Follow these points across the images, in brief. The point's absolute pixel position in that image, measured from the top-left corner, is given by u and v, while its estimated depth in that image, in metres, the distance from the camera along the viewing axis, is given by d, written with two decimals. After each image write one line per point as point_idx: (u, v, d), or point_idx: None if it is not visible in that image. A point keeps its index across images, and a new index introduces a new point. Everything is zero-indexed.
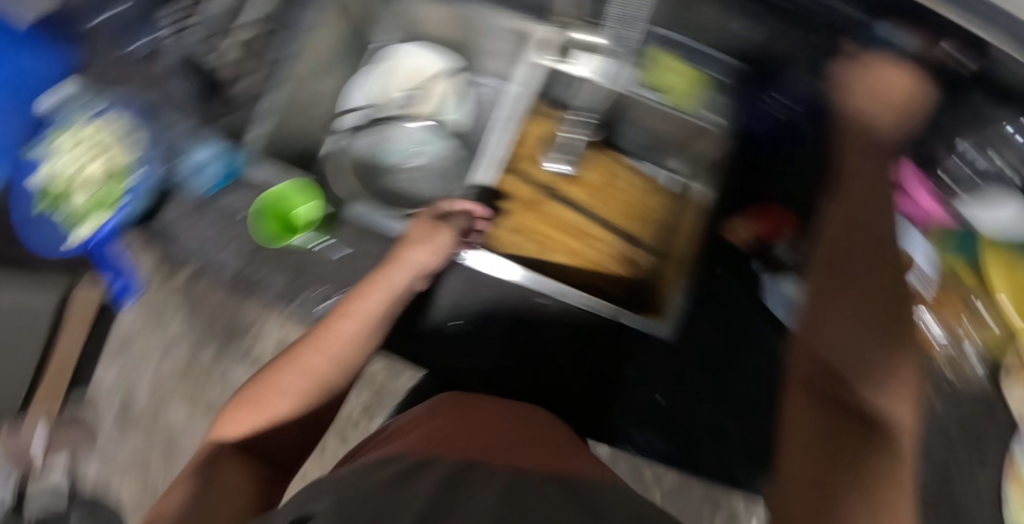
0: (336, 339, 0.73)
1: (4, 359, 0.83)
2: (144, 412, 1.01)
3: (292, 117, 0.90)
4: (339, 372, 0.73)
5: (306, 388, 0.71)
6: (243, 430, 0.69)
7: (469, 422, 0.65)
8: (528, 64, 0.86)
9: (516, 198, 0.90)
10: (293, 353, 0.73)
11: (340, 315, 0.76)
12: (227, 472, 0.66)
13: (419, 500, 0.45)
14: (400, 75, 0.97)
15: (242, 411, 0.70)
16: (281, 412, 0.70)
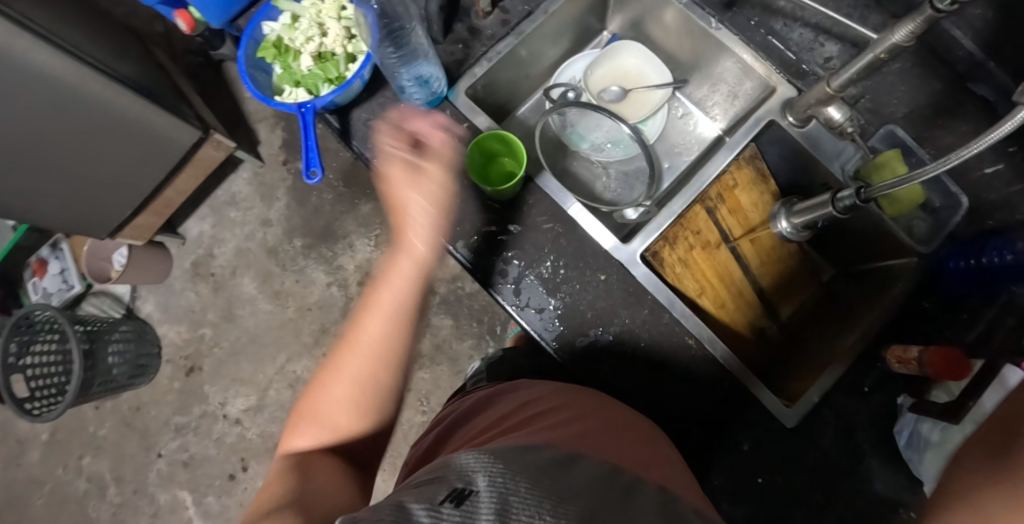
0: (373, 339, 0.71)
1: (126, 161, 1.07)
2: (220, 267, 1.35)
3: (504, 70, 0.90)
4: (387, 369, 0.71)
5: (360, 379, 0.70)
6: (316, 440, 0.69)
7: (599, 414, 0.67)
8: (763, 119, 0.82)
9: (699, 234, 0.83)
10: (340, 350, 0.72)
11: (375, 303, 0.72)
12: (319, 474, 0.64)
13: (578, 498, 0.49)
14: (618, 72, 0.98)
15: (309, 419, 0.70)
16: (354, 422, 0.70)
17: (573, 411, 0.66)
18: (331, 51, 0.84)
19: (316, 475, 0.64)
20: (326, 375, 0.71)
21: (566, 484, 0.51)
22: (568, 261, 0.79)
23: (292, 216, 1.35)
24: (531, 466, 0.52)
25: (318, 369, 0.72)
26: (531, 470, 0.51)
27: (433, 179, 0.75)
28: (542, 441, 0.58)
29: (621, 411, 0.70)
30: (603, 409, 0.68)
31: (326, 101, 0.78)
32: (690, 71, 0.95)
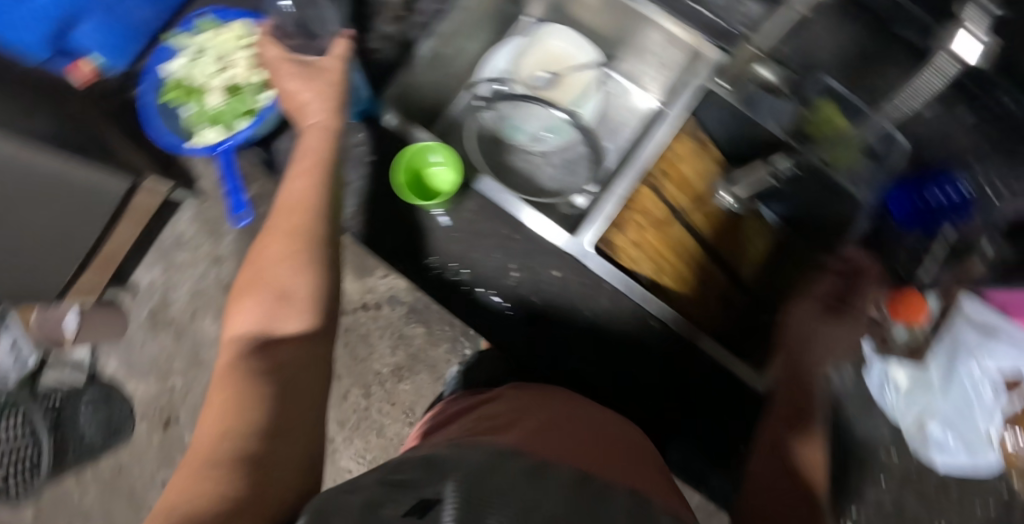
0: (297, 192, 0.68)
1: (60, 222, 1.03)
2: (178, 311, 1.31)
3: (430, 72, 0.87)
4: (314, 229, 0.67)
5: (292, 260, 0.65)
6: (258, 319, 0.63)
7: (571, 419, 0.66)
8: (695, 88, 0.81)
9: (647, 214, 0.82)
10: (267, 240, 0.67)
11: (290, 185, 0.69)
12: (270, 362, 0.59)
13: (550, 505, 0.47)
14: (544, 56, 0.95)
15: (247, 307, 0.64)
16: (294, 305, 0.63)
17: (540, 422, 0.63)
18: (241, 83, 0.80)
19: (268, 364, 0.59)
20: (259, 256, 0.66)
21: (542, 492, 0.49)
22: (519, 263, 0.77)
23: (244, 248, 1.30)
24: (508, 477, 0.49)
25: (257, 242, 0.68)
26: (504, 481, 0.48)
27: (329, 77, 0.73)
28: (514, 449, 0.56)
29: (595, 417, 0.69)
30: (574, 415, 0.67)
31: (241, 136, 0.75)
32: (615, 47, 0.93)
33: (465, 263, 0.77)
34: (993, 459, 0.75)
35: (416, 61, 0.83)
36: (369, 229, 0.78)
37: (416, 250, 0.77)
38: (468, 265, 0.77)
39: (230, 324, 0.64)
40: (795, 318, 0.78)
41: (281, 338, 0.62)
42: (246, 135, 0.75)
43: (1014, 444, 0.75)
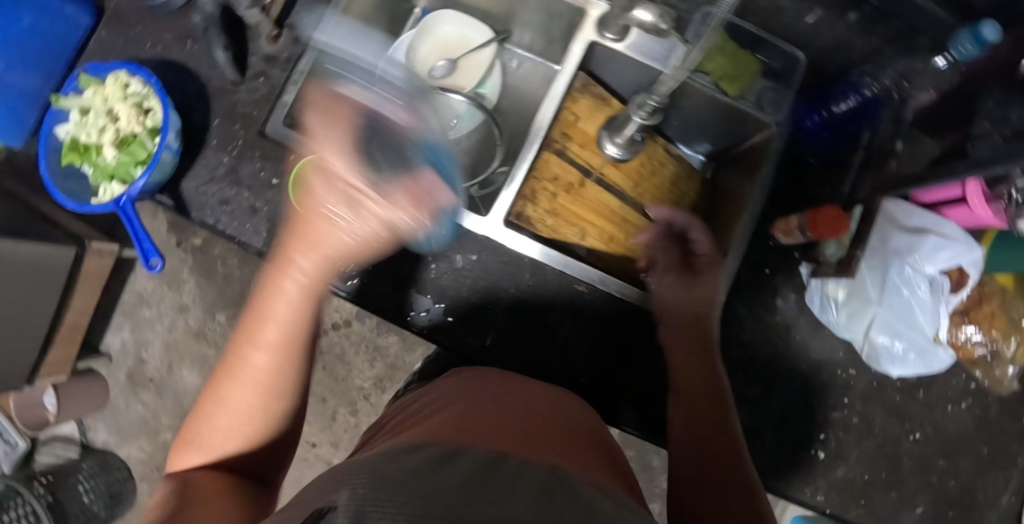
0: (255, 368, 0.61)
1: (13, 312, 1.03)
2: (154, 367, 1.31)
3: None
4: (292, 379, 0.62)
5: (245, 409, 0.61)
6: (206, 455, 0.61)
7: (492, 408, 0.66)
8: (583, 43, 0.79)
9: (560, 179, 0.80)
10: (221, 375, 0.62)
11: (253, 339, 0.62)
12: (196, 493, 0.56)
13: (448, 489, 0.49)
14: (440, 43, 0.93)
15: (188, 445, 0.62)
16: (250, 423, 0.61)
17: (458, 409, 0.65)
18: (131, 132, 0.81)
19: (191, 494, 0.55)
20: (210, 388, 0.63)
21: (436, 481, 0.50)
22: (435, 254, 0.79)
23: (206, 292, 1.29)
24: (403, 470, 0.52)
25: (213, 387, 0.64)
26: (398, 476, 0.51)
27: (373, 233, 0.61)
28: (420, 446, 0.57)
29: (532, 408, 0.68)
30: (504, 405, 0.67)
31: (137, 189, 0.76)
32: (508, 21, 0.92)
33: (384, 269, 0.78)
34: (949, 355, 0.74)
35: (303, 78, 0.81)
36: None
37: None
38: (387, 271, 0.78)
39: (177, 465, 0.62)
40: (666, 304, 0.75)
41: (220, 477, 0.59)
42: (141, 186, 0.76)
43: (968, 338, 0.80)
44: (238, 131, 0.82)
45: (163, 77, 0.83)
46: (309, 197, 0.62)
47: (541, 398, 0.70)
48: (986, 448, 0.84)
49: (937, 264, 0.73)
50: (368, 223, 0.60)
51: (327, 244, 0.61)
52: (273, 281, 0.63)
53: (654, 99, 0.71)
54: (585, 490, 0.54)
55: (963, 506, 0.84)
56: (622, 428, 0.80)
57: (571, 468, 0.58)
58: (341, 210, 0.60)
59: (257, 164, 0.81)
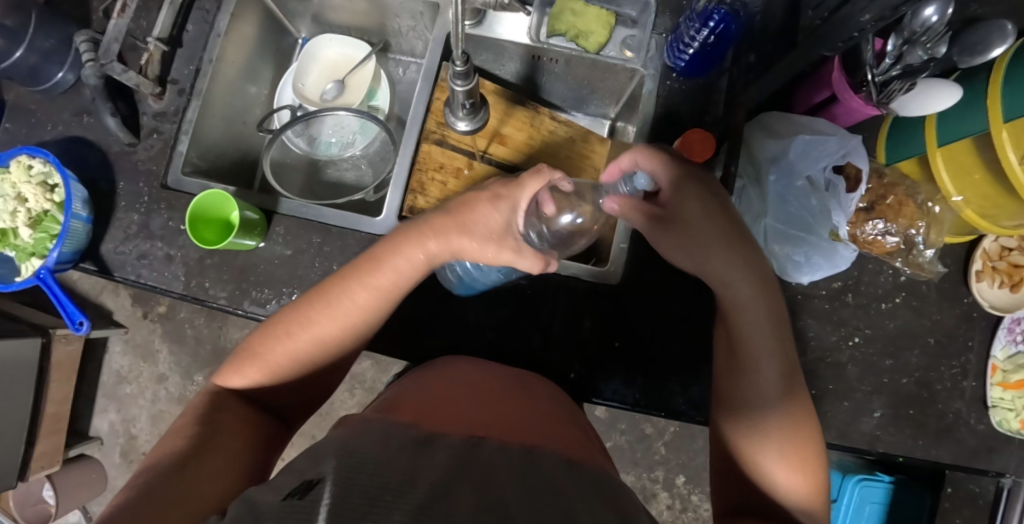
0: (357, 305, 0.67)
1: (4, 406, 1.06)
2: (145, 440, 1.33)
3: (218, 126, 0.89)
4: (357, 336, 0.68)
5: (314, 350, 0.66)
6: (252, 380, 0.66)
7: (477, 387, 0.66)
8: (443, 31, 0.84)
9: (448, 166, 0.83)
10: (303, 308, 0.67)
11: (363, 289, 0.67)
12: (223, 433, 0.61)
13: (435, 471, 0.48)
14: (325, 68, 0.97)
15: (245, 363, 0.66)
16: (306, 361, 0.66)
17: (478, 402, 0.63)
18: (42, 209, 0.86)
19: (219, 434, 0.60)
20: (280, 323, 0.67)
21: (423, 465, 0.49)
22: (341, 262, 0.81)
23: (180, 358, 1.31)
24: (385, 450, 0.50)
25: (299, 300, 0.68)
26: (383, 457, 0.49)
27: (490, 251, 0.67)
28: (408, 424, 0.56)
29: (517, 388, 0.68)
30: (493, 383, 0.67)
31: (51, 260, 0.80)
32: (383, 32, 0.96)
33: (298, 286, 0.81)
34: (850, 250, 0.75)
35: (194, 124, 0.85)
36: (205, 290, 0.82)
37: (250, 289, 0.81)
38: (298, 287, 0.81)
39: (222, 374, 0.66)
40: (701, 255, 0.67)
41: (244, 412, 0.64)
42: (55, 257, 0.80)
43: (875, 232, 0.80)
44: (142, 188, 0.85)
45: (64, 153, 0.87)
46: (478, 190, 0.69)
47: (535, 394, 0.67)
48: (933, 338, 0.83)
49: (822, 163, 0.74)
50: (494, 250, 0.66)
51: (477, 230, 0.67)
52: (410, 239, 0.68)
53: (458, 64, 0.65)
54: (562, 469, 0.52)
55: (926, 401, 0.82)
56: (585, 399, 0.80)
57: (546, 447, 0.55)
58: (485, 206, 0.67)
59: (164, 216, 0.84)
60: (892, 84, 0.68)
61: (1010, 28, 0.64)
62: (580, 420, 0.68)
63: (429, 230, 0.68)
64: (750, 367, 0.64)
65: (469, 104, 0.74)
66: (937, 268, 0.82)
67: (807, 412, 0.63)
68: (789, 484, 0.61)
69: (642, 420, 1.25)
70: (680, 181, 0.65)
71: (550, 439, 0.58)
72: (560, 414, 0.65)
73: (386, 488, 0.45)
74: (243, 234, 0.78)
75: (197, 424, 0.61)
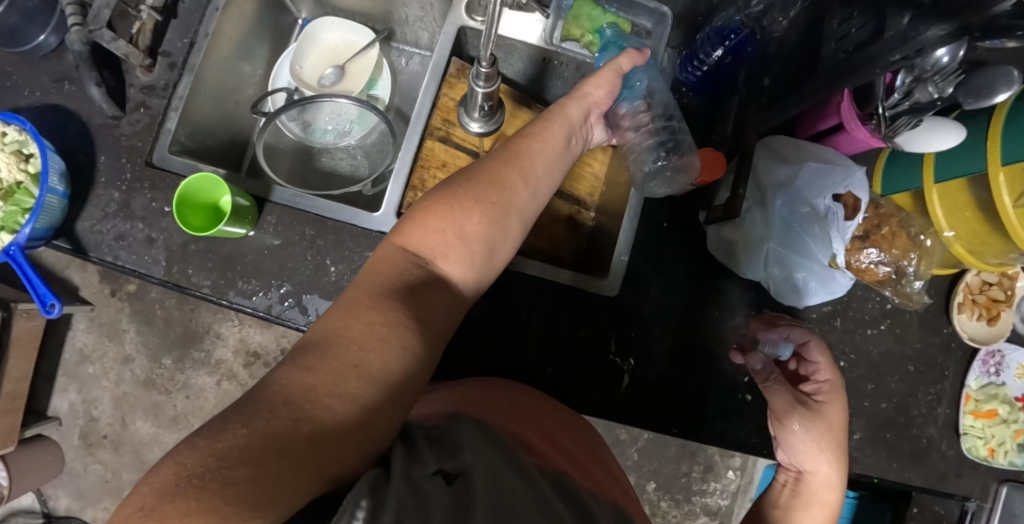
0: (532, 169, 0.64)
1: None
2: (107, 421, 1.29)
3: (210, 105, 0.85)
4: (528, 204, 0.63)
5: (495, 205, 0.61)
6: (434, 244, 0.58)
7: (550, 415, 0.64)
8: (455, 26, 0.81)
9: (452, 164, 0.81)
10: (483, 179, 0.61)
11: (525, 171, 0.63)
12: (409, 309, 0.54)
13: (555, 496, 0.48)
14: (325, 52, 0.94)
15: (428, 219, 0.59)
16: (490, 225, 0.60)
17: (557, 437, 0.60)
18: (15, 181, 0.82)
19: (406, 309, 0.54)
20: (458, 186, 0.60)
21: (542, 487, 0.48)
22: (334, 257, 0.79)
23: (149, 338, 1.25)
24: (512, 468, 0.49)
25: (462, 169, 0.63)
26: (508, 467, 0.48)
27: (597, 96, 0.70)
28: (508, 432, 0.55)
29: (567, 413, 0.67)
30: (557, 416, 0.64)
31: (22, 236, 0.76)
32: (388, 20, 0.93)
33: (288, 279, 0.78)
34: (847, 277, 0.78)
35: (186, 101, 0.81)
36: (188, 278, 0.78)
37: (236, 279, 0.78)
38: (287, 280, 0.78)
39: (398, 232, 0.59)
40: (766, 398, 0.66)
41: (422, 276, 0.57)
42: (27, 233, 0.76)
43: (869, 261, 0.81)
44: (125, 164, 0.81)
45: (41, 122, 0.82)
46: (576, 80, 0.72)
47: (575, 426, 0.65)
48: (913, 365, 0.85)
49: (824, 193, 0.76)
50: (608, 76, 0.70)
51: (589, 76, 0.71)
52: (558, 114, 0.67)
53: (483, 66, 0.65)
54: None
55: (902, 425, 0.84)
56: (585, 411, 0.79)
57: (623, 504, 0.56)
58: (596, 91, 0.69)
59: (148, 196, 0.80)
60: (900, 119, 0.69)
61: (1018, 75, 0.62)
62: (607, 457, 0.65)
63: (566, 115, 0.67)
64: (809, 476, 0.63)
65: (487, 105, 0.74)
66: (923, 298, 0.84)
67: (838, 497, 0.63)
68: None
69: (617, 426, 1.26)
70: (835, 384, 0.66)
71: (605, 480, 0.58)
72: (604, 463, 0.63)
73: (526, 500, 0.45)
74: (233, 221, 0.74)
75: (379, 292, 0.54)
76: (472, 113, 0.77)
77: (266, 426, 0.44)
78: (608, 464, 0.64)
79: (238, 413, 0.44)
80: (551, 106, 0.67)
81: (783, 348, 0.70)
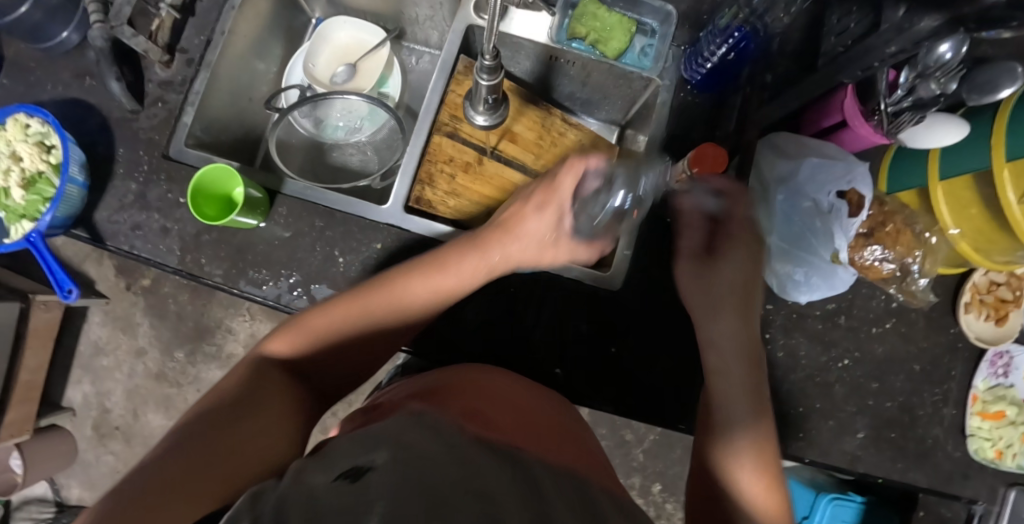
0: (417, 298, 0.71)
1: None
2: (119, 413, 1.31)
3: (223, 101, 0.87)
4: (403, 330, 0.71)
5: (374, 320, 0.69)
6: (301, 349, 0.67)
7: (508, 395, 0.64)
8: (461, 25, 0.82)
9: (457, 159, 0.83)
10: (366, 299, 0.69)
11: (417, 286, 0.71)
12: (271, 391, 0.62)
13: (485, 472, 0.46)
14: (335, 51, 0.96)
15: (304, 331, 0.68)
16: (359, 328, 0.69)
17: (511, 413, 0.60)
18: (37, 171, 0.85)
19: (269, 391, 0.62)
20: (339, 308, 0.69)
21: (481, 472, 0.46)
22: (343, 249, 0.80)
23: (161, 333, 1.29)
24: (436, 448, 0.48)
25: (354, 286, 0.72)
26: (435, 451, 0.47)
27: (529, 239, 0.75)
28: (460, 422, 0.54)
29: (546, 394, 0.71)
30: (518, 396, 0.64)
31: (43, 224, 0.79)
32: (398, 20, 0.95)
33: (296, 268, 0.80)
34: (850, 273, 0.77)
35: (201, 96, 0.84)
36: (200, 267, 0.80)
37: (246, 268, 0.80)
38: (298, 269, 0.80)
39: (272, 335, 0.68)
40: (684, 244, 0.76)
41: (292, 379, 0.65)
42: (47, 221, 0.78)
43: (873, 258, 0.82)
44: (141, 156, 0.83)
45: (64, 115, 0.85)
46: (523, 199, 0.78)
47: (544, 407, 0.65)
48: (919, 365, 0.85)
49: (827, 189, 0.76)
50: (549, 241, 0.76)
51: (531, 235, 0.75)
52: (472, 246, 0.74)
53: (486, 60, 0.66)
54: (604, 497, 0.51)
55: (906, 424, 0.84)
56: (588, 403, 0.80)
57: (586, 475, 0.54)
58: (534, 216, 0.76)
59: (163, 187, 0.82)
60: (903, 115, 0.69)
61: (1022, 70, 0.62)
62: (587, 439, 0.65)
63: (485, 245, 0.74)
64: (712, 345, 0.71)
65: (490, 99, 0.76)
66: (927, 296, 0.84)
67: (776, 438, 0.67)
68: (748, 486, 0.63)
69: (622, 426, 1.26)
70: (744, 240, 0.73)
71: (579, 461, 0.57)
72: (581, 446, 0.62)
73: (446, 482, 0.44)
74: (246, 211, 0.77)
75: (244, 384, 0.62)
76: (473, 110, 0.80)
77: (160, 476, 0.49)
78: (584, 447, 0.63)
79: (141, 473, 0.50)
80: (477, 241, 0.74)
81: (709, 198, 0.73)
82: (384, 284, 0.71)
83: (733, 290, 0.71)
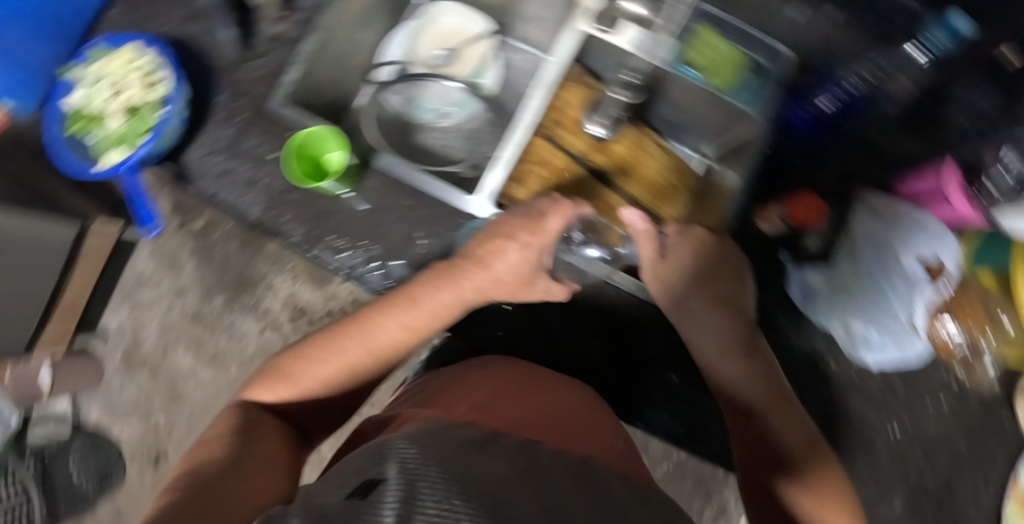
0: (386, 338, 0.73)
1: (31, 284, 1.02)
2: (150, 347, 1.33)
3: (324, 66, 0.87)
4: (379, 365, 0.73)
5: (353, 363, 0.72)
6: (279, 397, 0.70)
7: (510, 394, 0.68)
8: (571, 33, 0.81)
9: (549, 163, 0.85)
10: (332, 340, 0.72)
11: (400, 321, 0.73)
12: (262, 436, 0.64)
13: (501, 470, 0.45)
14: (438, 35, 0.96)
15: (279, 382, 0.70)
16: (335, 362, 0.71)
17: (518, 410, 0.65)
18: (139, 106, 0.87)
19: (259, 434, 0.64)
20: (307, 354, 0.71)
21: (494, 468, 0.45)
22: (424, 230, 0.81)
23: (205, 276, 1.29)
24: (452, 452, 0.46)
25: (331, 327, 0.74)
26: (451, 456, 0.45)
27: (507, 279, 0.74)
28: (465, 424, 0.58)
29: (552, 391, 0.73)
30: (525, 395, 0.68)
31: (138, 156, 0.80)
32: (507, 14, 0.95)
33: (377, 242, 0.81)
34: (923, 344, 0.78)
35: (306, 56, 0.84)
36: (280, 224, 0.81)
37: (327, 233, 0.81)
38: (379, 244, 0.81)
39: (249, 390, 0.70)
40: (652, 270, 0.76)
41: (281, 423, 0.68)
42: (143, 153, 0.80)
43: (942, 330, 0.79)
44: (240, 106, 0.84)
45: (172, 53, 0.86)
46: (502, 231, 0.74)
47: (563, 408, 0.68)
48: (965, 443, 0.81)
49: (912, 258, 0.78)
50: (526, 289, 0.75)
51: (505, 276, 0.73)
52: (444, 280, 0.74)
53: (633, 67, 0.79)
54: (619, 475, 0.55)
55: (946, 507, 0.81)
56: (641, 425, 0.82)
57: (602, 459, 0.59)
58: (512, 254, 0.72)
59: (255, 140, 0.83)
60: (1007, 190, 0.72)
61: None
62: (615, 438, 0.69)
63: (461, 277, 0.73)
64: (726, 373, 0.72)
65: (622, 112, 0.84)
66: (989, 374, 0.80)
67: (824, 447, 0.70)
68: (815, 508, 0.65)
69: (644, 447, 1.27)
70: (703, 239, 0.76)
71: (587, 446, 0.62)
72: (599, 436, 0.67)
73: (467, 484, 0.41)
74: (339, 180, 0.78)
75: (235, 433, 0.63)
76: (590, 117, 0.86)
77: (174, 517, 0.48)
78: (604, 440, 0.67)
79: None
80: (448, 270, 0.74)
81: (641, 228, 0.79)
82: (352, 323, 0.73)
83: (696, 275, 0.74)
